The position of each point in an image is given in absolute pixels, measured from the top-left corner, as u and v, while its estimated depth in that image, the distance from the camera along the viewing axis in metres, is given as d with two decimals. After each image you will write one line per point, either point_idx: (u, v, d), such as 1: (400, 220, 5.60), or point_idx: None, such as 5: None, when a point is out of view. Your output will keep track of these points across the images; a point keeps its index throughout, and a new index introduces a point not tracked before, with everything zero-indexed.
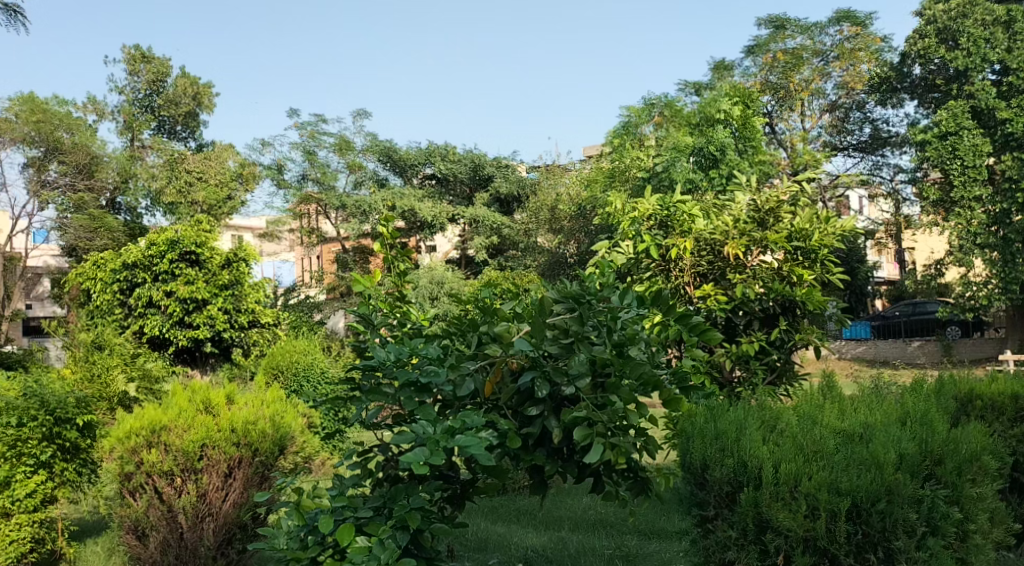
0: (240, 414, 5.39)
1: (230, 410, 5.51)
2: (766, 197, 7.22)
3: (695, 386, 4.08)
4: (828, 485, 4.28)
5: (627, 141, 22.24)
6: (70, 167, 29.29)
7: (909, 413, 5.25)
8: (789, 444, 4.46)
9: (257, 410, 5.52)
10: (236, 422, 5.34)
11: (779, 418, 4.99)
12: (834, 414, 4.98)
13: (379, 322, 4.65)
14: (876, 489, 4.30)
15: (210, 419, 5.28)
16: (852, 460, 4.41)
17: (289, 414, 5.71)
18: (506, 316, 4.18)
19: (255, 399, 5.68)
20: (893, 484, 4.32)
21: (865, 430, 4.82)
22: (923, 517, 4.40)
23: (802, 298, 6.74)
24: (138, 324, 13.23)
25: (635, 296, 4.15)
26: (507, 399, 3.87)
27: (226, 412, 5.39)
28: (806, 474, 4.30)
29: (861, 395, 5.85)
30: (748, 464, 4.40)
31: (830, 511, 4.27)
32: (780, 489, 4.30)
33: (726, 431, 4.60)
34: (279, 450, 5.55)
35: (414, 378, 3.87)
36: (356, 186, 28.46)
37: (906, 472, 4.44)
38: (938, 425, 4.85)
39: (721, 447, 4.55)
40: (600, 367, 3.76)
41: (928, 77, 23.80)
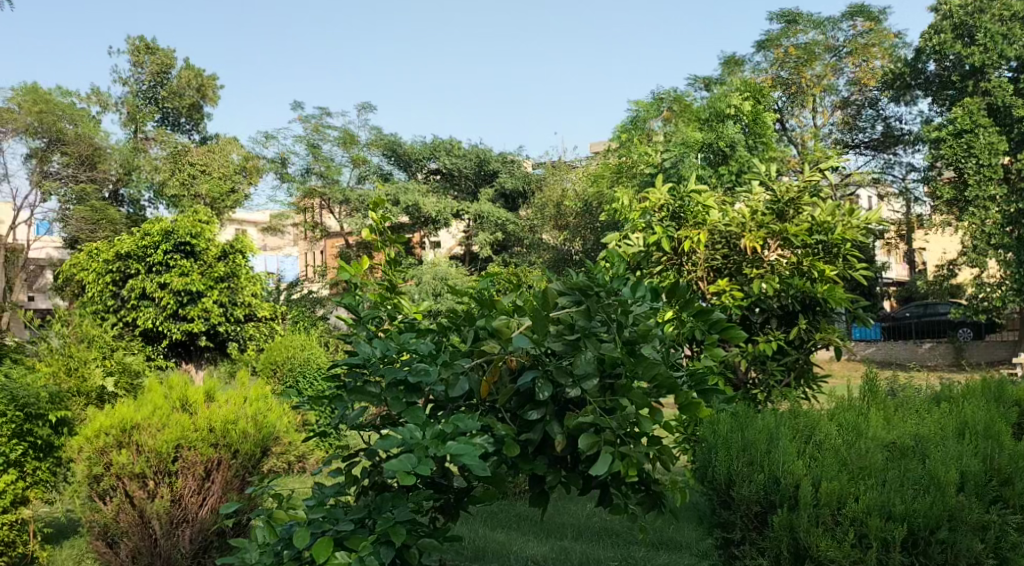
0: (220, 412, 5.01)
1: (210, 408, 5.13)
2: (785, 187, 6.81)
3: (715, 390, 3.63)
4: (879, 508, 4.00)
5: (634, 136, 21.81)
6: (73, 158, 28.98)
7: (969, 424, 4.94)
8: (831, 460, 4.27)
9: (239, 408, 5.14)
10: (214, 422, 4.96)
11: (815, 428, 4.83)
12: (880, 425, 4.77)
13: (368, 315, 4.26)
14: (936, 514, 3.98)
15: (186, 418, 4.90)
16: (906, 480, 4.14)
17: (274, 412, 5.31)
18: (506, 309, 3.79)
19: (237, 396, 5.28)
20: (955, 509, 4.01)
21: (916, 444, 4.58)
22: (989, 547, 4.04)
23: (824, 295, 6.35)
24: (130, 316, 12.89)
25: (649, 289, 3.75)
26: (504, 402, 3.45)
27: (204, 411, 5.01)
28: (852, 496, 4.05)
29: (905, 404, 5.60)
30: (783, 481, 4.22)
31: (882, 540, 3.96)
32: (821, 512, 4.07)
33: (755, 442, 4.46)
34: (261, 451, 5.17)
35: (402, 377, 3.49)
36: (360, 180, 28.08)
37: (970, 495, 4.11)
38: (1003, 441, 4.53)
39: (749, 460, 4.39)
40: (609, 367, 3.35)
41: (943, 74, 23.38)
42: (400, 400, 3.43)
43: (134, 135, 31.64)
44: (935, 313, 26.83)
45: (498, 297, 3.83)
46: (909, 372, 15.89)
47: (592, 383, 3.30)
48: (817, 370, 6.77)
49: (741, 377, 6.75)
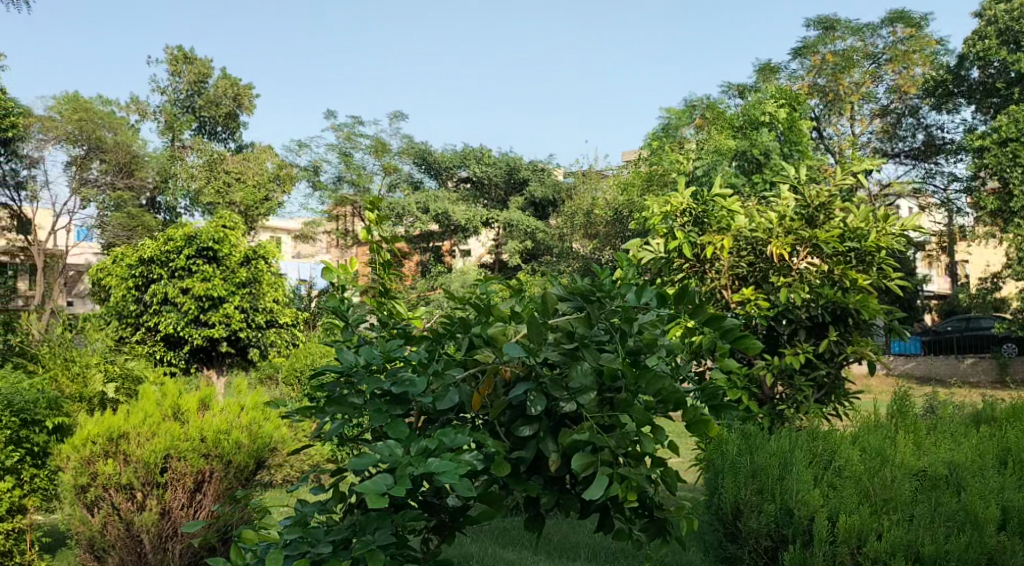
0: (211, 423, 5.17)
1: (202, 418, 5.27)
2: (816, 191, 6.46)
3: (727, 406, 3.30)
4: (906, 549, 3.83)
5: (667, 144, 21.52)
6: (111, 165, 29.29)
7: (1009, 450, 4.70)
8: (852, 492, 4.09)
9: (233, 418, 5.32)
10: (206, 432, 5.10)
11: (835, 451, 4.62)
12: (910, 449, 4.54)
13: (356, 319, 3.83)
14: (973, 556, 3.78)
15: (176, 427, 5.03)
16: (938, 517, 3.94)
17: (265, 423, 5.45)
18: (502, 314, 3.51)
19: (229, 406, 5.43)
20: (995, 550, 3.81)
21: (950, 473, 4.37)
22: None
23: (857, 305, 6.00)
24: (152, 321, 12.81)
25: (658, 294, 3.33)
26: (495, 416, 3.18)
27: (194, 421, 5.15)
28: (874, 534, 3.88)
29: (936, 421, 5.36)
30: (795, 513, 4.07)
31: None
32: (838, 549, 3.91)
33: (766, 468, 4.30)
34: (255, 462, 5.32)
35: (385, 387, 3.22)
36: (391, 189, 28.23)
37: (1011, 535, 3.90)
38: None
39: (759, 489, 4.26)
40: (607, 381, 3.06)
41: (987, 81, 22.82)
42: (381, 411, 3.17)
43: (171, 143, 31.86)
44: (977, 327, 26.08)
45: (495, 302, 3.56)
46: (947, 387, 15.36)
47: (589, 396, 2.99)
48: (849, 386, 6.41)
49: (767, 391, 6.41)
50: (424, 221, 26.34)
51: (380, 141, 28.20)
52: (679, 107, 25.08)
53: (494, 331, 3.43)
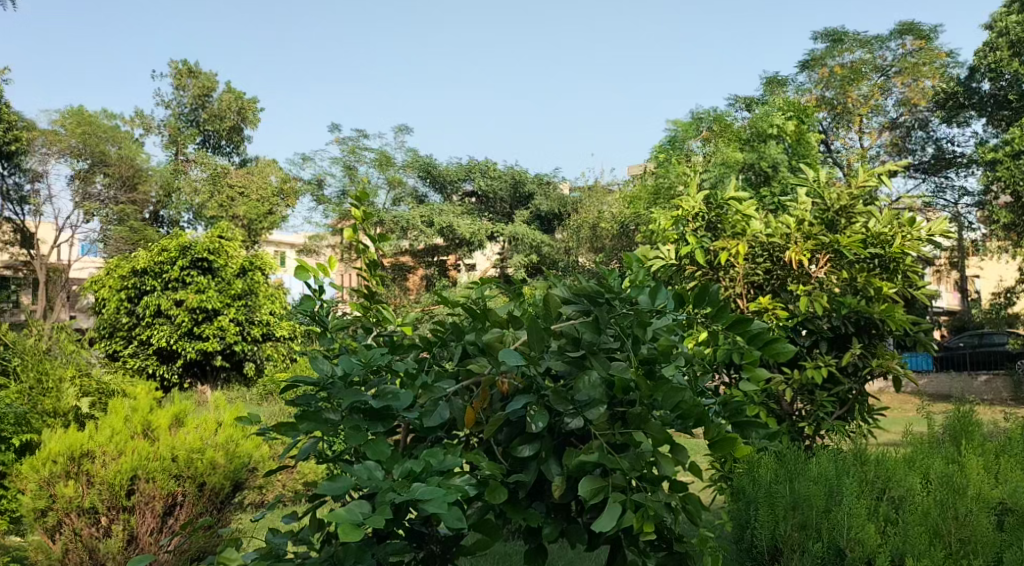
0: (185, 441, 5.06)
1: (174, 436, 5.19)
2: (836, 194, 6.06)
3: (754, 422, 2.88)
4: None
5: (672, 157, 21.21)
6: (115, 179, 29.08)
7: None
8: (918, 530, 3.72)
9: (206, 437, 5.24)
10: (178, 450, 4.99)
11: (898, 483, 4.26)
12: (985, 478, 4.20)
13: (336, 327, 3.44)
14: None
15: (145, 445, 4.91)
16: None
17: (245, 440, 5.40)
18: (499, 320, 3.13)
19: (206, 422, 5.37)
20: None
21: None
22: None
23: (882, 316, 5.60)
24: (145, 334, 12.47)
25: (672, 295, 2.98)
26: (489, 435, 2.78)
27: (165, 438, 5.04)
28: None
29: (1000, 442, 5.03)
30: (847, 553, 3.69)
31: None
32: None
33: (811, 498, 3.90)
34: (232, 484, 5.25)
35: (364, 401, 2.83)
36: (395, 203, 28.02)
37: None
38: None
39: (802, 524, 3.86)
40: (619, 395, 2.66)
41: (998, 94, 22.49)
42: (359, 429, 2.77)
43: (176, 157, 31.48)
44: (991, 343, 25.43)
45: (493, 306, 3.19)
46: (965, 406, 14.86)
47: (598, 411, 2.60)
48: (873, 402, 5.99)
49: (785, 407, 5.98)
50: (428, 235, 26.03)
51: (384, 155, 27.95)
52: (686, 120, 24.84)
53: (490, 338, 3.05)
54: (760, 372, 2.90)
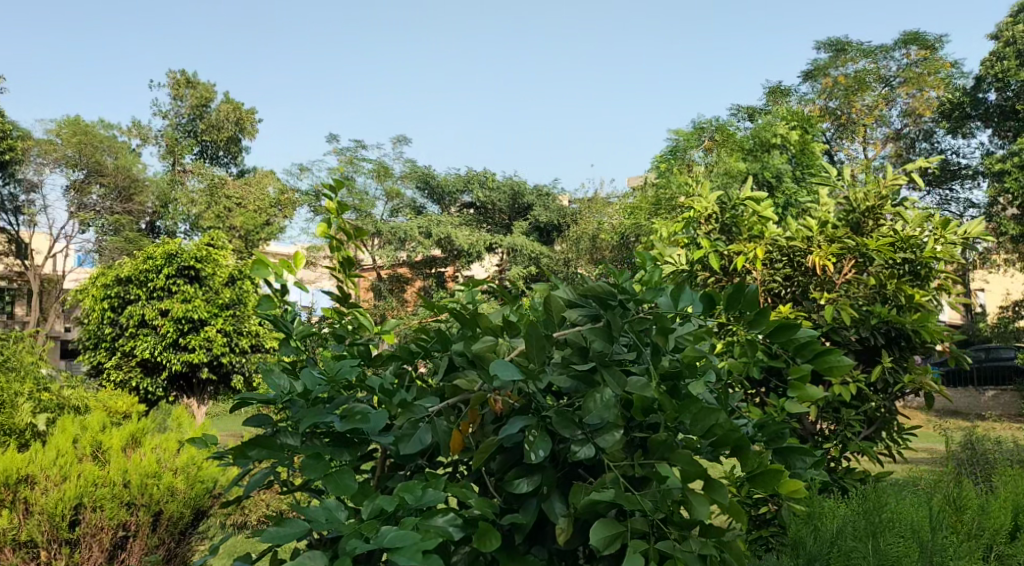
0: (142, 465, 5.06)
1: (128, 459, 5.18)
2: (861, 193, 5.56)
3: (799, 451, 2.40)
4: None
5: (675, 167, 20.74)
6: (110, 189, 28.52)
7: None
8: None
9: (163, 460, 5.24)
10: (131, 476, 4.97)
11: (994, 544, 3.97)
12: None
13: (301, 334, 2.92)
14: None
15: (93, 470, 4.86)
16: None
17: (203, 463, 5.40)
18: (492, 327, 2.66)
19: (165, 443, 5.37)
20: None
21: None
22: None
23: (915, 326, 5.13)
24: (128, 345, 12.03)
25: (699, 297, 2.51)
26: (480, 464, 2.29)
27: (117, 461, 5.02)
28: None
29: None
30: None
31: None
32: None
33: None
34: (192, 513, 5.26)
35: (329, 423, 2.35)
36: (393, 214, 27.71)
37: None
38: None
39: None
40: (639, 416, 2.17)
41: (1004, 104, 22.10)
42: (318, 459, 2.27)
43: (171, 167, 30.89)
44: (998, 358, 24.93)
45: (484, 312, 2.72)
46: (980, 424, 14.32)
47: (614, 438, 2.10)
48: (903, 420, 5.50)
49: (807, 427, 5.47)
50: (426, 246, 25.68)
51: (382, 165, 27.71)
52: (688, 129, 24.49)
53: (480, 348, 2.57)
54: (813, 391, 2.38)
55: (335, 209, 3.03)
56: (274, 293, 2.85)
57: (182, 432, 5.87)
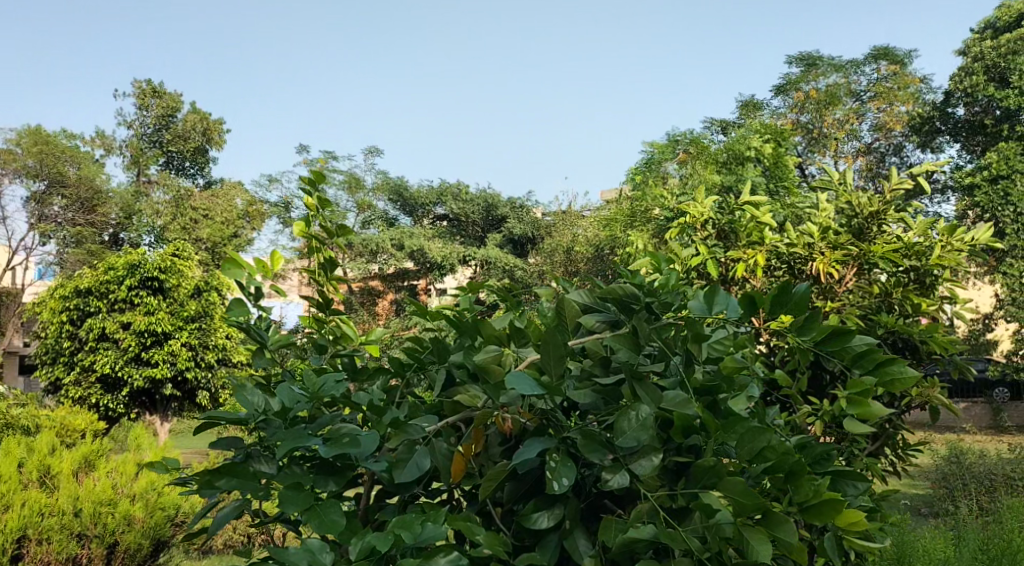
0: (93, 494, 4.89)
1: (79, 485, 5.03)
2: (862, 199, 5.30)
3: (852, 476, 2.10)
4: None
5: (649, 180, 20.48)
6: (72, 201, 27.72)
7: None
8: None
9: (120, 486, 5.09)
10: (83, 505, 4.83)
11: None
12: None
13: (277, 345, 2.57)
14: None
15: (40, 500, 4.68)
16: None
17: (162, 491, 5.20)
18: (496, 335, 2.35)
19: (122, 468, 5.20)
20: None
21: None
22: None
23: (923, 337, 4.81)
24: (88, 360, 11.55)
25: (733, 301, 2.21)
26: (490, 492, 1.96)
27: (65, 490, 4.84)
28: None
29: None
30: None
31: None
32: None
33: None
34: (151, 542, 5.11)
35: (312, 447, 2.01)
36: (364, 226, 27.40)
37: None
38: None
39: None
40: (679, 438, 1.85)
41: (973, 119, 22.09)
42: (299, 490, 1.92)
43: (137, 178, 30.17)
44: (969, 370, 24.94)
45: (487, 317, 2.40)
46: (962, 437, 14.16)
47: (652, 463, 1.78)
48: (907, 434, 5.21)
49: None
50: (398, 258, 25.40)
51: (354, 177, 27.55)
52: (662, 142, 24.39)
53: (484, 359, 2.26)
54: (873, 409, 2.10)
55: (316, 205, 2.69)
56: (242, 294, 2.47)
57: (145, 450, 5.73)
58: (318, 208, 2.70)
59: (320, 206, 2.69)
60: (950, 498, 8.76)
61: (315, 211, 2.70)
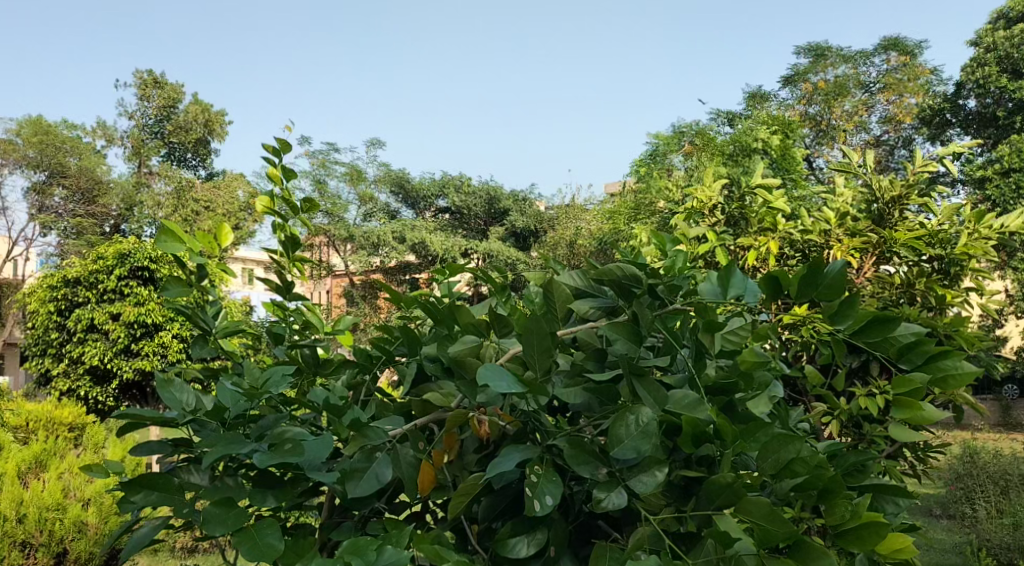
0: (39, 501, 5.33)
1: (31, 488, 5.47)
2: (883, 184, 4.99)
3: (892, 489, 1.77)
4: None
5: (655, 173, 20.10)
6: (73, 192, 27.37)
7: None
8: None
9: (70, 492, 5.56)
10: (28, 511, 5.28)
11: None
12: None
13: (225, 332, 2.23)
14: None
15: None
16: None
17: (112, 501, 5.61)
18: (474, 324, 2.03)
19: (75, 477, 5.64)
20: None
21: None
22: None
23: (950, 331, 4.41)
24: (76, 350, 11.28)
25: (751, 284, 1.88)
26: (460, 510, 1.64)
27: (12, 494, 5.27)
28: None
29: None
30: None
31: None
32: None
33: None
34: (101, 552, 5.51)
35: (248, 454, 1.68)
36: (366, 218, 27.09)
37: None
38: None
39: None
40: (687, 451, 1.52)
41: (984, 111, 21.63)
42: (227, 509, 1.60)
43: (138, 169, 29.80)
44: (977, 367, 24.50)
45: (465, 302, 2.08)
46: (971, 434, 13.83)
47: (656, 481, 1.44)
48: (928, 437, 4.84)
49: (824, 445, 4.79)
50: (400, 251, 25.07)
51: (356, 169, 27.19)
52: (668, 134, 24.03)
53: (458, 350, 1.94)
54: (923, 413, 1.76)
55: (279, 177, 2.38)
56: (184, 272, 2.13)
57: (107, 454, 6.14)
58: (282, 178, 2.38)
59: (283, 177, 2.37)
60: (963, 500, 8.44)
61: (279, 183, 2.38)
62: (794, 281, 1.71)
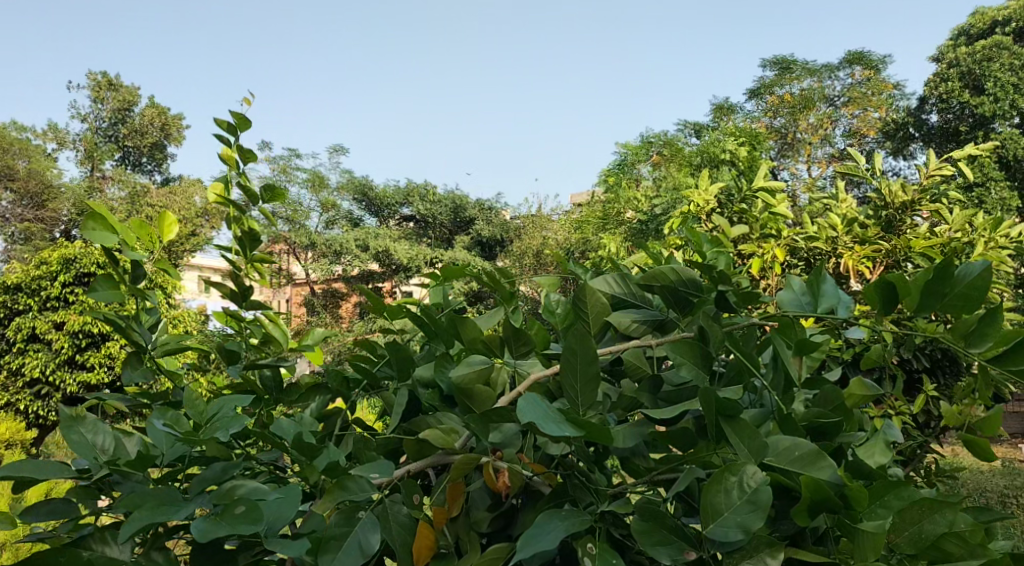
0: None
1: None
2: (892, 190, 4.66)
3: None
4: None
5: (621, 184, 19.64)
6: (20, 195, 26.07)
7: None
8: None
9: None
10: None
11: None
12: None
13: (164, 347, 1.77)
14: None
15: None
16: None
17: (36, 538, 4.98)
18: (484, 340, 1.59)
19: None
20: None
21: None
22: None
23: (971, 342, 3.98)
24: (16, 362, 10.60)
25: (843, 293, 1.47)
26: None
27: None
28: None
29: None
30: None
31: None
32: None
33: None
34: None
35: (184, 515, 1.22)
36: (328, 226, 26.48)
37: None
38: None
39: None
40: (805, 521, 1.09)
41: (946, 126, 21.46)
42: None
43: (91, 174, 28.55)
44: None
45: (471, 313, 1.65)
46: None
47: None
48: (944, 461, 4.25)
49: None
50: (363, 259, 24.33)
51: (318, 175, 26.61)
52: (635, 144, 23.78)
53: (462, 374, 1.52)
54: None
55: (236, 158, 1.92)
56: (115, 269, 1.68)
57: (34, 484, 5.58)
58: (240, 161, 1.91)
59: (242, 159, 1.90)
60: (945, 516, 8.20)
61: (235, 165, 1.91)
62: (914, 289, 1.33)
